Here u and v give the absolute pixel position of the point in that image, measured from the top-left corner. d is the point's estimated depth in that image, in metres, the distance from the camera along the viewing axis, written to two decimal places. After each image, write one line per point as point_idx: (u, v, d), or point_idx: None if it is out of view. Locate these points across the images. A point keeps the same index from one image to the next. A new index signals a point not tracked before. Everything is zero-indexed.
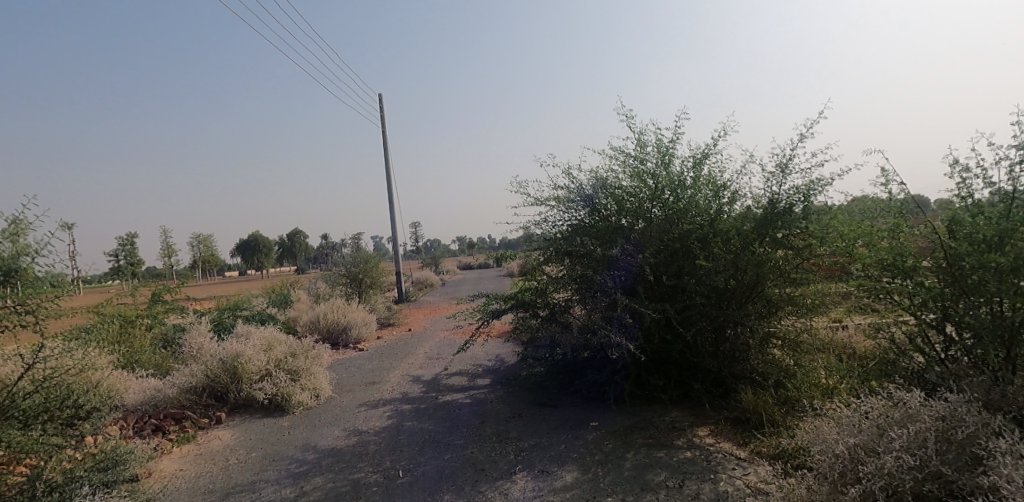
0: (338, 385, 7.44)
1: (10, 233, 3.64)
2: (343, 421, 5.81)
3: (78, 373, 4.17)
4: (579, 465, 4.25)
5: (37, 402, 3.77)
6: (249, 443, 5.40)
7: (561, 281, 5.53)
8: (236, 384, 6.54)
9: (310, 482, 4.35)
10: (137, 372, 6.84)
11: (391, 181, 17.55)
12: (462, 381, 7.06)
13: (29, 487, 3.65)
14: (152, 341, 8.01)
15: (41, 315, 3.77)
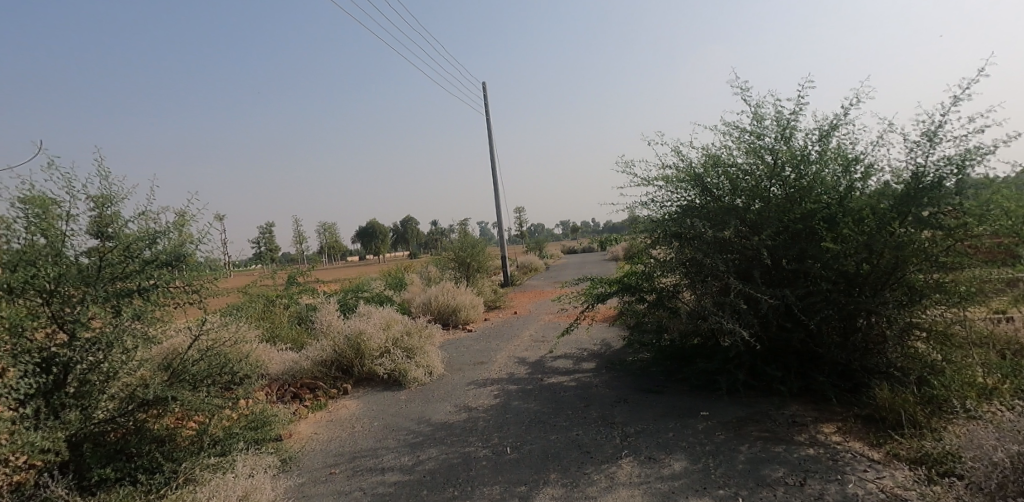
0: (448, 364, 7.83)
1: (178, 224, 4.22)
2: (454, 398, 6.12)
3: (237, 343, 4.78)
4: (688, 455, 4.13)
5: (203, 368, 4.37)
6: (372, 413, 5.89)
7: (667, 265, 5.29)
8: (360, 359, 7.13)
9: (426, 452, 4.65)
10: (278, 345, 7.68)
11: (496, 167, 17.96)
12: (567, 365, 7.10)
13: (199, 439, 4.31)
14: (289, 318, 8.97)
15: (203, 294, 4.39)
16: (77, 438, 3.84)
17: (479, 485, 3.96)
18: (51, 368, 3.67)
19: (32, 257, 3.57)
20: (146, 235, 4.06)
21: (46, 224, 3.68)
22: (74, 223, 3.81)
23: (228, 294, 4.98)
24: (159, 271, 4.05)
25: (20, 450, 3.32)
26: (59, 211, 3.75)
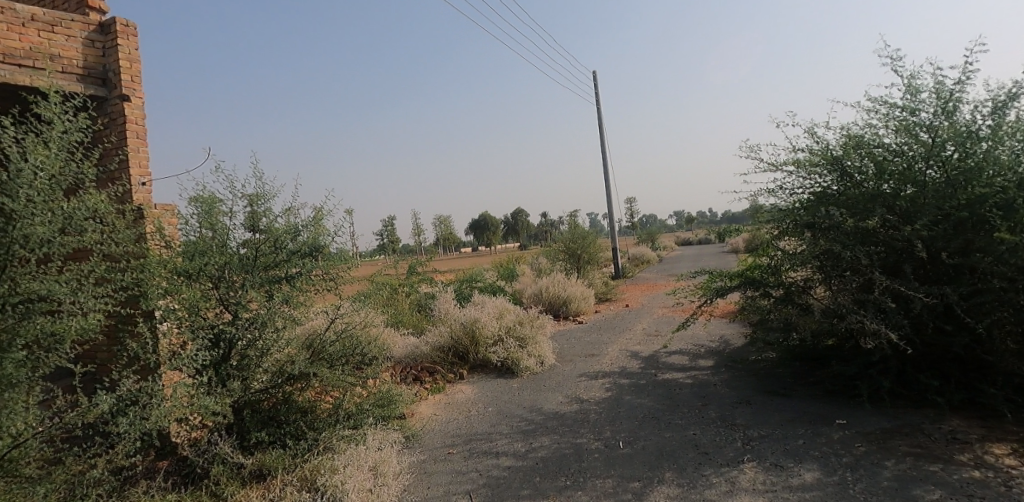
0: (559, 355, 7.87)
1: (315, 219, 4.65)
2: (566, 388, 6.14)
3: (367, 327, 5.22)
4: (821, 466, 3.79)
5: (339, 348, 4.82)
6: (487, 398, 6.10)
7: (798, 258, 4.85)
8: (474, 346, 7.40)
9: (538, 440, 4.72)
10: (400, 331, 8.21)
11: (606, 156, 17.65)
12: (682, 361, 6.83)
13: (335, 412, 4.76)
14: (410, 305, 9.55)
15: (338, 283, 4.84)
16: (240, 404, 4.39)
17: (591, 476, 3.95)
18: (220, 342, 4.21)
19: (202, 248, 4.15)
20: (287, 229, 4.50)
21: (211, 220, 4.23)
22: (233, 218, 4.34)
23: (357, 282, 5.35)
24: (302, 260, 4.54)
25: (198, 411, 3.85)
26: (221, 208, 4.28)
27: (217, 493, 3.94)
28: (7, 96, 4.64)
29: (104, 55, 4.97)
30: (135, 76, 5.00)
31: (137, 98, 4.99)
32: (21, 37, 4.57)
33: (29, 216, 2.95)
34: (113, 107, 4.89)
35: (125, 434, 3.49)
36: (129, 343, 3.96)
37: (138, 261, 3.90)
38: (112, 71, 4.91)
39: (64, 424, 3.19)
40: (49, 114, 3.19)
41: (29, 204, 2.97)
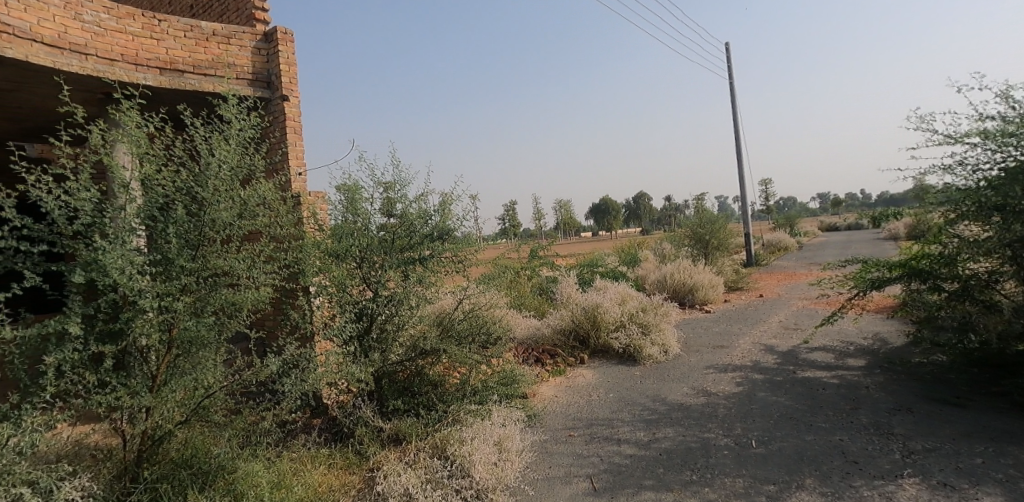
0: (685, 345, 7.55)
1: (443, 205, 4.88)
2: (692, 380, 5.89)
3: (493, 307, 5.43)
4: (1006, 491, 3.25)
5: (466, 327, 5.10)
6: (608, 384, 6.05)
7: (979, 246, 4.22)
8: (596, 331, 7.36)
9: (662, 430, 4.59)
10: (522, 313, 8.40)
11: (740, 134, 16.39)
12: (827, 358, 6.21)
13: (462, 387, 5.04)
14: (532, 288, 9.72)
15: (467, 264, 5.07)
16: (380, 373, 4.81)
17: (721, 474, 3.76)
18: (363, 316, 4.64)
19: (346, 231, 4.57)
20: (419, 214, 4.79)
21: (353, 207, 4.62)
22: (373, 204, 4.71)
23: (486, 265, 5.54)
24: (433, 243, 4.82)
25: (345, 377, 4.28)
26: (362, 196, 4.66)
27: (361, 451, 4.36)
28: (196, 100, 5.42)
29: (268, 61, 5.60)
30: (293, 78, 5.59)
31: (294, 97, 5.57)
32: (205, 49, 5.28)
33: (216, 202, 3.44)
34: (276, 106, 5.52)
35: (289, 393, 3.98)
36: (290, 313, 4.49)
37: (298, 242, 4.38)
38: (275, 74, 5.54)
39: (243, 380, 3.72)
40: (229, 115, 3.69)
41: (216, 192, 3.47)
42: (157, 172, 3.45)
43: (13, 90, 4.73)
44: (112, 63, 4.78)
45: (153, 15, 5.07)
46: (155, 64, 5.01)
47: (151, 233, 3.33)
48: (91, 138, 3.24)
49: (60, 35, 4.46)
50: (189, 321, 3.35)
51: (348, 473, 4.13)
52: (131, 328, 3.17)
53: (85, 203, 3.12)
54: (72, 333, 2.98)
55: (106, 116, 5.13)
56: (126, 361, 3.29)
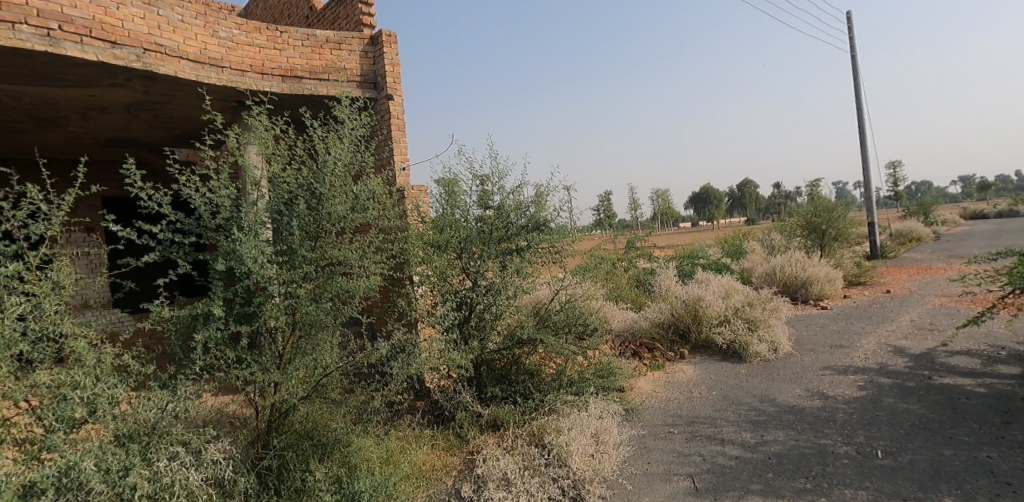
0: (797, 343, 7.04)
1: (539, 196, 4.91)
2: (805, 381, 5.49)
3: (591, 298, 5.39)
4: None
5: (563, 318, 5.09)
6: (711, 381, 5.80)
7: None
8: (697, 325, 7.07)
9: (771, 433, 4.33)
10: (619, 305, 8.25)
11: (863, 113, 14.86)
12: (970, 364, 5.50)
13: (558, 377, 5.07)
14: (629, 280, 9.51)
15: (563, 254, 5.06)
16: (478, 360, 4.95)
17: (839, 485, 3.48)
18: (464, 305, 4.80)
19: (442, 224, 4.74)
20: (516, 206, 4.86)
21: (450, 200, 4.80)
22: (470, 197, 4.85)
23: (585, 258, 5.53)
24: (530, 234, 4.87)
25: (447, 363, 4.46)
26: (460, 189, 4.81)
27: (461, 434, 4.55)
28: (313, 103, 5.86)
29: (374, 63, 5.93)
30: (397, 78, 5.86)
31: (398, 96, 5.85)
32: (321, 56, 5.68)
33: (332, 197, 3.72)
34: (382, 106, 5.84)
35: (396, 375, 4.23)
36: (397, 301, 4.75)
37: (403, 233, 4.61)
38: (380, 75, 5.85)
39: (356, 362, 4.00)
40: (343, 115, 3.96)
41: (332, 188, 3.74)
42: (282, 171, 3.79)
43: (166, 102, 5.40)
44: (243, 73, 5.28)
45: (276, 27, 5.51)
46: (278, 72, 5.47)
47: (278, 226, 3.67)
48: (229, 141, 3.63)
49: (201, 51, 4.99)
50: (310, 306, 3.66)
51: (449, 455, 4.34)
52: (263, 311, 3.52)
53: (225, 200, 3.51)
54: (216, 314, 3.37)
55: (239, 121, 5.70)
56: (258, 341, 3.66)
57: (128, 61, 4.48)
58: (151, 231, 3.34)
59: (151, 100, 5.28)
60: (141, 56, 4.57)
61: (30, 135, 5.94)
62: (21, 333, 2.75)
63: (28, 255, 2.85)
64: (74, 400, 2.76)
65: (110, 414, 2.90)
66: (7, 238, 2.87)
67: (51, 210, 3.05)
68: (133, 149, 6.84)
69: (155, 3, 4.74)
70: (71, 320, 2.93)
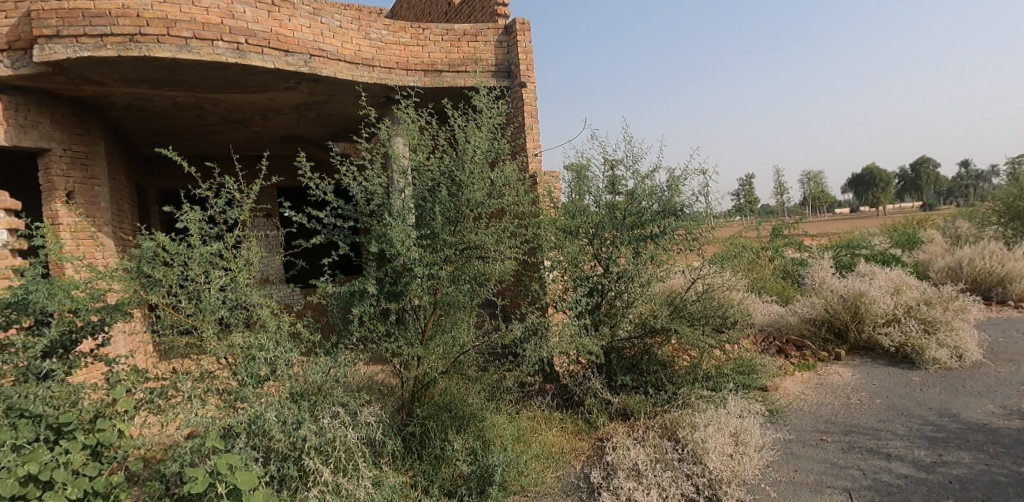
0: (989, 350, 5.98)
1: (674, 181, 4.67)
2: (1000, 396, 4.65)
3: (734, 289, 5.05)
4: None
5: (700, 309, 4.85)
6: (873, 387, 5.16)
7: None
8: (857, 323, 6.31)
9: (951, 453, 3.75)
10: (763, 297, 7.63)
11: None
12: None
13: (694, 371, 4.85)
14: (775, 271, 8.74)
15: (702, 242, 4.79)
16: (608, 348, 4.90)
17: None
18: (595, 291, 4.77)
19: (572, 210, 4.73)
20: (650, 191, 4.69)
21: (580, 186, 4.77)
22: (602, 182, 4.78)
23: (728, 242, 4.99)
24: (665, 221, 4.68)
25: (577, 349, 4.48)
26: (591, 175, 4.76)
27: (590, 420, 4.57)
28: (453, 94, 6.14)
29: (509, 51, 6.04)
30: (530, 65, 5.91)
31: (532, 83, 5.91)
32: (459, 49, 5.91)
33: (471, 184, 3.88)
34: (516, 93, 5.94)
35: (528, 357, 4.33)
36: (530, 286, 4.84)
37: (535, 219, 4.68)
38: (515, 63, 5.94)
39: (491, 342, 4.17)
40: (480, 105, 4.11)
41: (471, 175, 3.90)
42: (426, 160, 4.04)
43: (328, 101, 6.02)
44: (391, 70, 5.68)
45: (419, 25, 5.82)
46: (421, 67, 5.79)
47: (422, 211, 3.93)
48: (381, 134, 3.94)
49: (356, 52, 5.46)
50: (450, 286, 3.89)
51: (578, 439, 4.39)
52: (409, 290, 3.81)
53: (377, 187, 3.87)
54: (369, 291, 3.72)
55: (389, 114, 6.18)
56: (404, 317, 3.96)
57: (298, 67, 5.07)
58: (318, 216, 3.76)
59: (316, 100, 5.92)
60: (308, 61, 5.13)
61: (225, 135, 6.98)
62: (221, 301, 3.28)
63: (226, 237, 3.38)
64: (260, 360, 3.24)
65: (286, 374, 3.34)
66: (211, 222, 3.42)
67: (241, 198, 3.56)
68: (302, 144, 7.73)
69: (319, 12, 5.26)
70: (257, 292, 3.43)
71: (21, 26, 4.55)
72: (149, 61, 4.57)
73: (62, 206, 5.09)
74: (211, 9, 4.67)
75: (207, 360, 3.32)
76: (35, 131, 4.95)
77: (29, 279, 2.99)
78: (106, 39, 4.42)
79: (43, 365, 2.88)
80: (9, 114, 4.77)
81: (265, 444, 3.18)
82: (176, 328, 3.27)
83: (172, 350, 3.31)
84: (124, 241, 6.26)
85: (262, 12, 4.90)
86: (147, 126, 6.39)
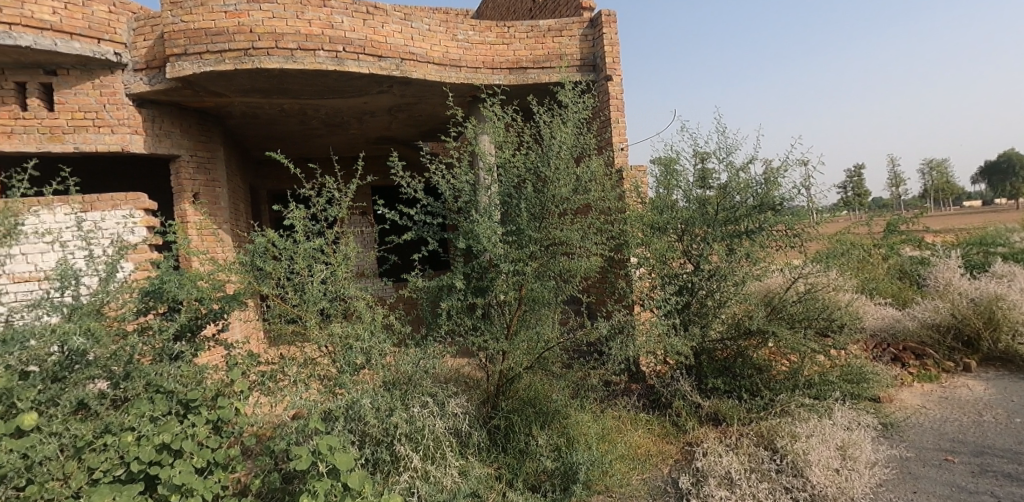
0: None
1: (773, 173, 4.39)
2: None
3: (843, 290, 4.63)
4: None
5: (801, 310, 4.54)
6: (1012, 404, 4.55)
7: None
8: (991, 331, 5.59)
9: None
10: (876, 300, 6.97)
11: None
12: None
13: (793, 378, 4.55)
14: (890, 270, 7.95)
15: (805, 239, 4.47)
16: (699, 349, 4.70)
17: None
18: (685, 290, 4.58)
19: (660, 205, 4.58)
20: (746, 185, 4.44)
21: (668, 181, 4.61)
22: (691, 176, 4.59)
23: (840, 239, 4.64)
24: (762, 216, 4.41)
25: (665, 349, 4.34)
26: (680, 168, 4.59)
27: (679, 423, 4.42)
28: (539, 91, 6.15)
29: (594, 45, 5.95)
30: (616, 57, 5.79)
31: (617, 76, 5.79)
32: (543, 45, 5.91)
33: (556, 180, 3.87)
34: (601, 87, 5.85)
35: (614, 356, 4.26)
36: (616, 283, 4.70)
37: (622, 214, 4.58)
38: (600, 56, 5.84)
39: (576, 339, 4.15)
40: (566, 100, 4.08)
41: (556, 170, 3.88)
42: (512, 156, 4.07)
43: (418, 103, 6.26)
44: (477, 70, 5.80)
45: (504, 24, 5.88)
46: (506, 65, 5.86)
47: (507, 208, 3.98)
48: (468, 132, 4.03)
49: (444, 54, 5.63)
50: (535, 283, 3.91)
51: (665, 442, 4.26)
52: (495, 285, 3.88)
53: (464, 185, 3.96)
54: (457, 286, 3.83)
55: (476, 113, 6.31)
56: (490, 312, 4.03)
57: (391, 71, 5.31)
58: (409, 213, 3.92)
59: (407, 102, 6.17)
60: (399, 65, 5.36)
61: (325, 138, 7.46)
62: (322, 293, 3.51)
63: (326, 233, 3.61)
64: (357, 349, 3.44)
65: (380, 363, 3.52)
66: (313, 219, 3.67)
67: (340, 196, 3.79)
68: (394, 145, 8.09)
69: (409, 17, 5.47)
70: (354, 286, 3.63)
71: (156, 47, 5.13)
72: (261, 72, 4.99)
73: (190, 206, 5.68)
74: (313, 21, 5.01)
75: (310, 347, 3.57)
76: (167, 140, 5.55)
77: (163, 271, 3.36)
78: (225, 54, 4.87)
79: (174, 346, 3.23)
80: (147, 125, 5.37)
81: (361, 428, 3.36)
82: (283, 317, 3.55)
83: (280, 337, 3.59)
84: (240, 237, 6.88)
85: (358, 21, 5.18)
86: (259, 132, 6.97)
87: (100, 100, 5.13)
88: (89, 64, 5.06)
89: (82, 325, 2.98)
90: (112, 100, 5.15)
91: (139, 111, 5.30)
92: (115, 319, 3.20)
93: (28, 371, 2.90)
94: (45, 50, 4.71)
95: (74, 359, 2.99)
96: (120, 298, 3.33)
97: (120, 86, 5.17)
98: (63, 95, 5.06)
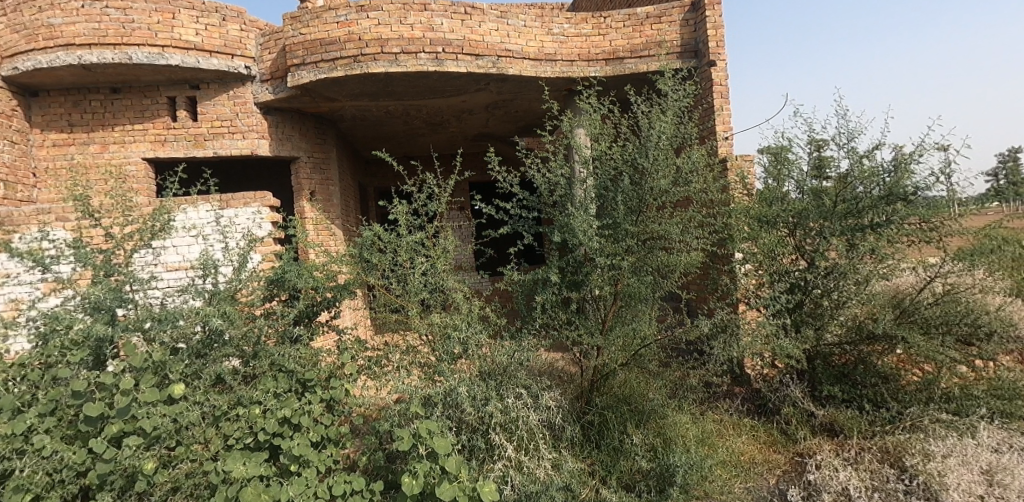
0: None
1: (901, 160, 3.94)
2: None
3: (1001, 293, 3.96)
4: None
5: (938, 314, 4.05)
6: None
7: None
8: None
9: None
10: None
11: None
12: None
13: (926, 390, 4.07)
14: None
15: (943, 234, 3.96)
16: (813, 353, 4.34)
17: None
18: (798, 289, 4.24)
19: (767, 197, 4.28)
20: (870, 174, 4.02)
21: (778, 170, 4.30)
22: (804, 165, 4.24)
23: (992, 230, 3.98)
24: (889, 208, 3.98)
25: (774, 351, 4.04)
26: (792, 157, 4.25)
27: (788, 432, 4.12)
28: (637, 80, 5.97)
29: (696, 29, 5.67)
30: (720, 41, 5.47)
31: (722, 61, 5.47)
32: (642, 33, 5.73)
33: (655, 172, 3.74)
34: (704, 74, 5.56)
35: (716, 356, 4.05)
36: (719, 280, 4.48)
37: (726, 207, 4.32)
38: (703, 41, 5.55)
39: (675, 337, 4.00)
40: (666, 89, 3.93)
41: (655, 161, 3.76)
42: (608, 148, 3.99)
43: (515, 99, 6.34)
44: (572, 63, 5.76)
45: (600, 14, 5.79)
46: (603, 57, 5.76)
47: (604, 201, 3.92)
48: (564, 125, 4.01)
49: (540, 49, 5.64)
50: (632, 278, 3.81)
51: (773, 451, 3.99)
52: (590, 279, 3.83)
53: (558, 179, 3.96)
54: (552, 280, 3.84)
55: (572, 106, 6.26)
56: (585, 307, 3.99)
57: (488, 68, 5.42)
58: (505, 207, 3.98)
59: (505, 98, 6.28)
60: (496, 62, 5.46)
61: (428, 137, 7.79)
62: (423, 284, 3.68)
63: (427, 227, 3.77)
64: (454, 339, 3.57)
65: (476, 354, 3.63)
66: (415, 214, 3.84)
67: (439, 191, 3.93)
68: (492, 141, 8.26)
69: (506, 15, 5.55)
70: (453, 278, 3.76)
71: (279, 59, 5.63)
72: (368, 77, 5.31)
73: (307, 203, 6.19)
74: (415, 24, 5.24)
75: (412, 335, 3.75)
76: (288, 143, 6.07)
77: (285, 261, 3.70)
78: (337, 61, 5.24)
79: (294, 330, 3.55)
80: (272, 130, 5.90)
81: (458, 415, 3.46)
82: (388, 306, 3.76)
83: (385, 324, 3.81)
84: (350, 232, 7.38)
85: (457, 21, 5.34)
86: (368, 133, 7.43)
87: (234, 109, 5.73)
88: (225, 78, 5.68)
89: (220, 308, 3.35)
90: (244, 109, 5.74)
91: (266, 118, 5.85)
92: (246, 304, 3.57)
93: (178, 347, 3.33)
94: (190, 67, 5.36)
95: (214, 338, 3.39)
96: (250, 286, 3.70)
97: (250, 96, 5.74)
98: (205, 106, 5.71)
